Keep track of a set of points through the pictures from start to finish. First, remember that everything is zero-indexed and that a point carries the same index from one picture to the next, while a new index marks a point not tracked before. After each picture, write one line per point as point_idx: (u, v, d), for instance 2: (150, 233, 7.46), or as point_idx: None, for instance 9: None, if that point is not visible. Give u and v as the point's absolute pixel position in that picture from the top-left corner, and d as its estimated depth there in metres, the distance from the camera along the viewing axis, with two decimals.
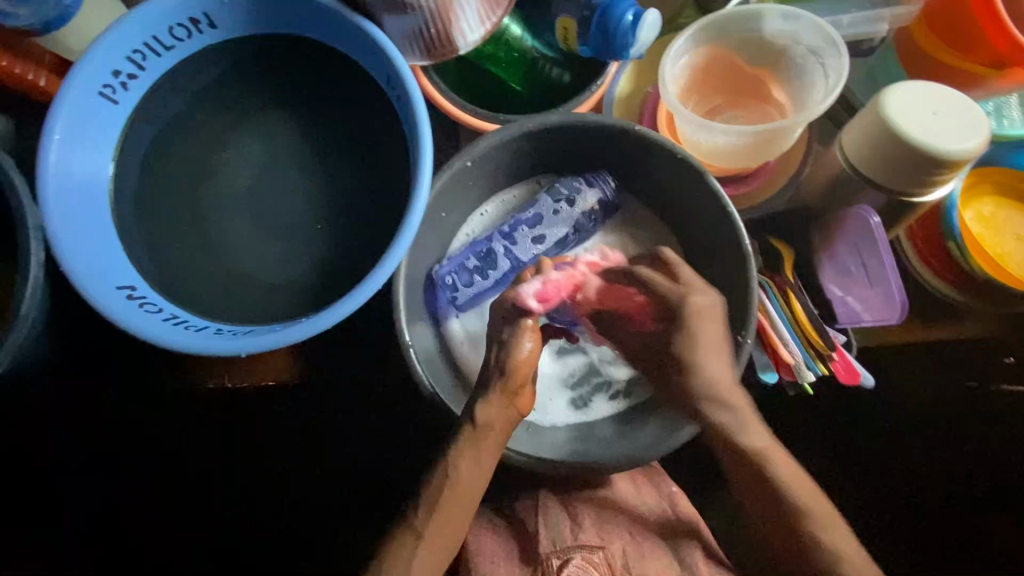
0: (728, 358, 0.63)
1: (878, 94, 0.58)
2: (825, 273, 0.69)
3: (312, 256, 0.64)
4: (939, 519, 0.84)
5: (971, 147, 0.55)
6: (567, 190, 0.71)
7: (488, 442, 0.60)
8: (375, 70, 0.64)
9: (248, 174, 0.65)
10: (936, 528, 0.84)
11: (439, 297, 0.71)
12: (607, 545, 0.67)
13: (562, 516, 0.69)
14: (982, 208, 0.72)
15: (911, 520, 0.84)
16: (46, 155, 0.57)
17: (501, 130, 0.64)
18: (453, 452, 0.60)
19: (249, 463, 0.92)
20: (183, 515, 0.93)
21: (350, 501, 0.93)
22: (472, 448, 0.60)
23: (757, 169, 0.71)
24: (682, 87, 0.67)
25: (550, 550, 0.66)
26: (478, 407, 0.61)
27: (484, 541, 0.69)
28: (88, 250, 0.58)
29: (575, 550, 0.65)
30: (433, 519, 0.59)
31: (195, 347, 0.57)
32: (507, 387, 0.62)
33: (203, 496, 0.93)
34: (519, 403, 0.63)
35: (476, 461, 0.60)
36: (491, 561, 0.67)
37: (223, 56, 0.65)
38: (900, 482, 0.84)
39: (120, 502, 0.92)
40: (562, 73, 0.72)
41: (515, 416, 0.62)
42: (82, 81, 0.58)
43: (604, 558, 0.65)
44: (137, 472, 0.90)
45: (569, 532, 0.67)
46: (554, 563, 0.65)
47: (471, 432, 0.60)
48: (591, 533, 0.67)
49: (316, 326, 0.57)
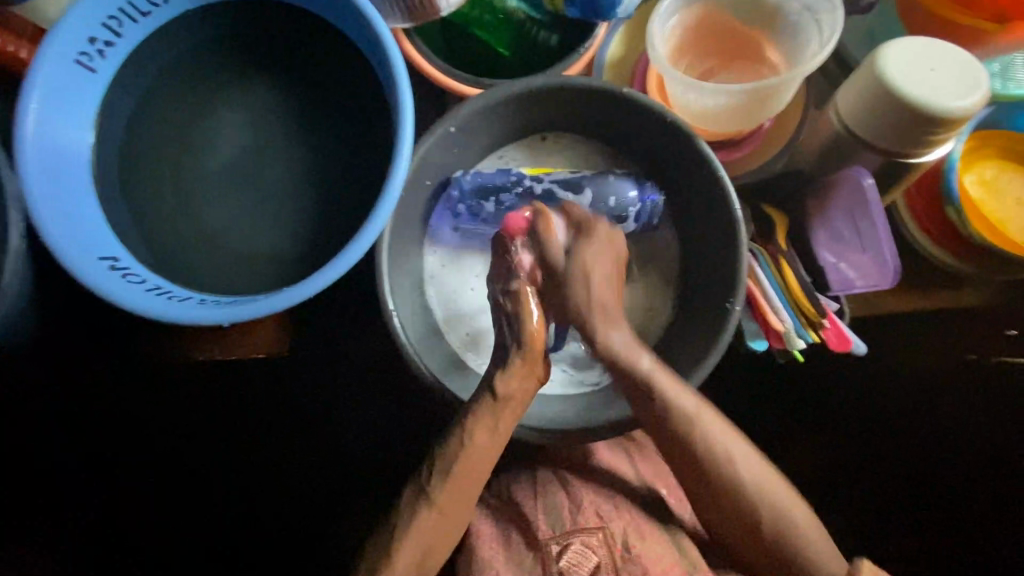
0: (718, 325, 0.62)
1: (874, 51, 0.56)
2: (818, 239, 0.66)
3: (297, 226, 0.64)
4: (950, 495, 0.82)
5: (971, 105, 0.53)
6: (614, 203, 0.69)
7: (507, 411, 0.62)
8: (355, 34, 0.62)
9: (231, 142, 0.64)
10: (945, 504, 0.82)
11: (441, 211, 0.71)
12: (607, 525, 0.66)
13: (561, 497, 0.68)
14: (983, 172, 0.70)
15: (918, 497, 0.83)
16: (23, 124, 0.55)
17: (485, 94, 0.63)
18: (470, 423, 0.61)
19: (248, 459, 0.92)
20: (183, 512, 0.93)
21: (355, 482, 0.93)
22: (490, 417, 0.61)
23: (750, 133, 0.68)
24: (672, 48, 0.65)
25: (549, 537, 0.66)
26: (498, 380, 0.62)
27: (486, 529, 0.70)
28: (69, 221, 0.57)
29: (574, 534, 0.66)
30: (446, 484, 0.61)
31: (179, 317, 0.57)
32: (525, 356, 0.62)
33: (203, 494, 0.93)
34: (539, 370, 0.63)
35: (493, 430, 0.61)
36: (490, 549, 0.68)
37: (203, 23, 0.64)
38: (907, 459, 0.83)
39: (123, 492, 0.92)
40: (549, 36, 0.69)
41: (533, 385, 0.63)
42: (57, 49, 0.56)
43: (603, 540, 0.66)
44: (142, 456, 0.91)
45: (568, 515, 0.67)
46: (553, 548, 0.66)
47: (490, 402, 0.61)
48: (589, 515, 0.67)
49: (302, 295, 0.57)
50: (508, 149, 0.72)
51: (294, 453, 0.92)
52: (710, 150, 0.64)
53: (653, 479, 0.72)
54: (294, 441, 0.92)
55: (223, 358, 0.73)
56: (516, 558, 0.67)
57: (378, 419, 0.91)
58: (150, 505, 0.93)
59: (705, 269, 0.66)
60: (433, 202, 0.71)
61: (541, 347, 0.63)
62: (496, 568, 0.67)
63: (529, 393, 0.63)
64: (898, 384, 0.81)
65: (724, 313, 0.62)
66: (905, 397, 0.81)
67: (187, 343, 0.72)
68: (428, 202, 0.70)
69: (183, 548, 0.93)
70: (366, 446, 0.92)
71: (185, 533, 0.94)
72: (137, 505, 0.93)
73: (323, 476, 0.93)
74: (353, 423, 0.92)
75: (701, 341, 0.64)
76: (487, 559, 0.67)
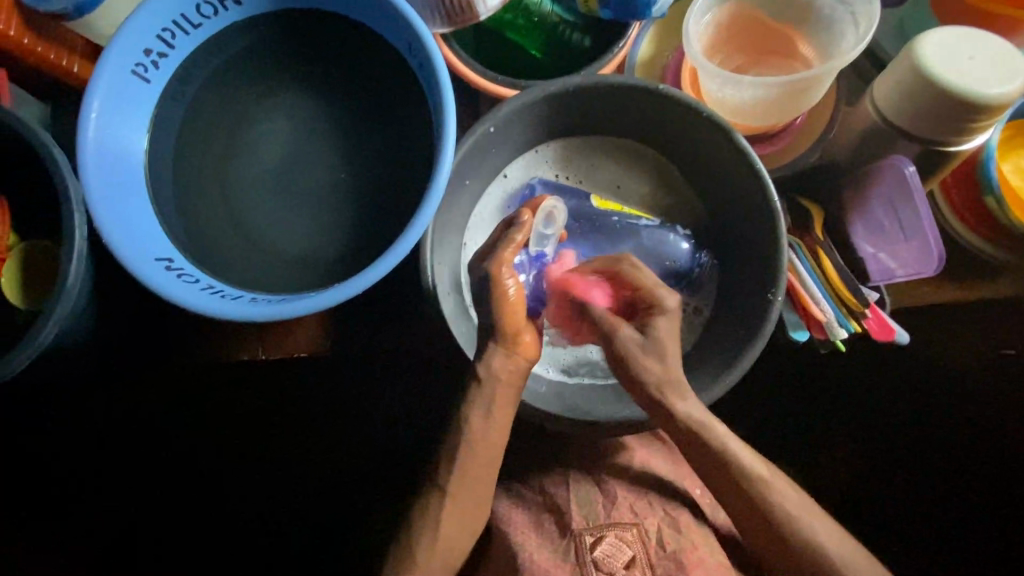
0: (761, 316, 0.62)
1: (912, 41, 0.57)
2: (857, 230, 0.67)
3: (340, 227, 0.65)
4: (953, 477, 0.87)
5: (1012, 91, 0.54)
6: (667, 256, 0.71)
7: (500, 394, 0.61)
8: (395, 40, 0.65)
9: (277, 147, 0.67)
10: (953, 485, 0.87)
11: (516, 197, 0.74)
12: (642, 521, 0.67)
13: (594, 491, 0.69)
14: (1021, 161, 0.70)
15: (926, 479, 0.87)
16: (86, 132, 0.58)
17: (522, 94, 0.64)
18: (465, 406, 0.62)
19: (265, 453, 0.96)
20: (198, 505, 0.96)
21: (380, 474, 0.96)
22: (483, 402, 0.61)
23: (785, 127, 0.69)
24: (705, 45, 0.66)
25: (582, 527, 0.66)
26: (480, 359, 0.61)
27: (514, 515, 0.70)
28: (129, 226, 0.59)
29: (608, 527, 0.66)
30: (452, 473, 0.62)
31: (232, 314, 0.59)
32: (502, 337, 0.61)
33: (212, 495, 0.97)
34: (521, 349, 0.62)
35: (488, 415, 0.62)
36: (521, 534, 0.68)
37: (250, 33, 0.66)
38: (913, 441, 0.87)
39: (154, 486, 0.96)
40: (581, 38, 0.71)
41: (521, 364, 0.62)
42: (115, 59, 0.59)
43: (638, 535, 0.66)
44: (173, 449, 0.95)
45: (602, 509, 0.68)
46: (587, 539, 0.65)
47: (478, 389, 0.61)
48: (624, 510, 0.68)
49: (352, 290, 0.58)
50: (575, 140, 0.74)
51: (324, 449, 0.96)
52: (747, 143, 0.64)
53: (686, 480, 0.73)
54: (323, 432, 0.95)
55: (267, 358, 0.73)
56: (549, 545, 0.67)
57: (411, 416, 0.93)
58: (165, 499, 0.96)
59: (741, 260, 0.67)
60: (466, 213, 0.72)
61: (514, 325, 0.61)
62: (528, 550, 0.66)
63: (520, 374, 0.62)
64: (913, 374, 0.85)
65: (766, 304, 0.62)
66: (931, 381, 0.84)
67: (233, 344, 0.73)
68: (507, 164, 0.74)
69: (212, 543, 0.97)
70: (396, 440, 0.94)
71: (210, 524, 0.97)
72: (169, 495, 0.96)
73: (348, 475, 0.96)
74: (383, 420, 0.94)
75: (743, 330, 0.64)
76: (518, 547, 0.67)
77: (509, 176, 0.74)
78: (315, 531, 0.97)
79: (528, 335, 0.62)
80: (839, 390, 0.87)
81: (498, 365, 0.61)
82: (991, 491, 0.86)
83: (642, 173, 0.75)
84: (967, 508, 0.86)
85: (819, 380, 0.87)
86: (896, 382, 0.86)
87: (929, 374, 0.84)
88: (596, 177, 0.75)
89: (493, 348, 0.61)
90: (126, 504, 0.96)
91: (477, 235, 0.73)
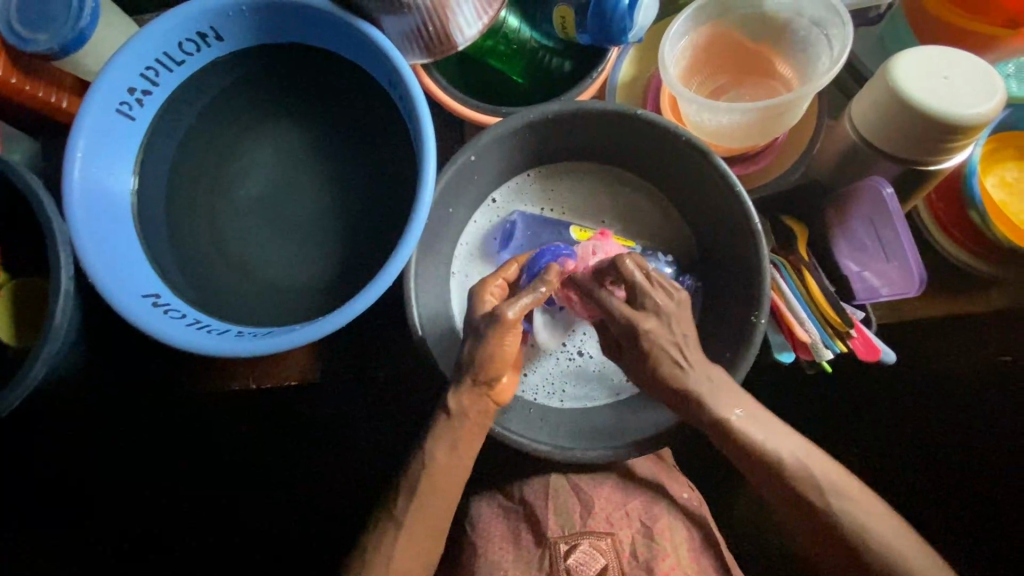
0: (745, 338, 0.62)
1: (888, 63, 0.57)
2: (839, 248, 0.67)
3: (326, 258, 0.66)
4: (948, 490, 0.85)
5: (989, 111, 0.54)
6: None
7: (465, 429, 0.62)
8: (376, 70, 0.65)
9: (263, 179, 0.67)
10: (949, 498, 0.85)
11: (502, 229, 0.74)
12: (616, 531, 0.68)
13: (572, 500, 0.70)
14: (1005, 173, 0.70)
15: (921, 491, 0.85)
16: (70, 173, 0.59)
17: (502, 123, 0.64)
18: (430, 442, 0.63)
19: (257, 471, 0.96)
20: (188, 522, 0.97)
21: (368, 489, 0.96)
22: (449, 437, 0.62)
23: (765, 147, 0.69)
24: (684, 68, 0.66)
25: (558, 535, 0.67)
26: (450, 399, 0.61)
27: (493, 523, 0.71)
28: (114, 264, 0.60)
29: (583, 535, 0.67)
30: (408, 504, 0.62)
31: (218, 350, 0.59)
32: (475, 378, 0.61)
33: (206, 511, 0.97)
34: (493, 393, 0.63)
35: (454, 448, 0.63)
36: (496, 545, 0.69)
37: (233, 68, 0.66)
38: (905, 451, 0.86)
39: (144, 506, 0.96)
40: (562, 62, 0.72)
41: (489, 403, 0.63)
42: (98, 100, 0.60)
43: (612, 545, 0.67)
44: (162, 471, 0.95)
45: (578, 517, 0.69)
46: (562, 547, 0.67)
47: (445, 423, 0.62)
48: (600, 519, 0.69)
49: (336, 323, 0.58)
50: (559, 164, 0.75)
51: (313, 467, 0.96)
52: (727, 165, 0.64)
53: (671, 484, 0.73)
54: (314, 451, 0.96)
55: (257, 386, 0.74)
56: (523, 555, 0.67)
57: (401, 435, 0.94)
58: (157, 518, 0.97)
59: (724, 277, 0.68)
60: (451, 239, 0.72)
61: (495, 371, 0.61)
62: (504, 565, 0.67)
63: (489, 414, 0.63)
64: (902, 385, 0.84)
65: (751, 325, 0.62)
66: (921, 390, 0.84)
67: (222, 374, 0.73)
68: (496, 190, 0.75)
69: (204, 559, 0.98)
70: (387, 460, 0.94)
71: (199, 543, 0.97)
72: (159, 514, 0.96)
73: (335, 495, 0.97)
74: (374, 439, 0.94)
75: (730, 352, 0.64)
76: (494, 559, 0.67)
77: (497, 201, 0.75)
78: (306, 545, 0.97)
79: (506, 378, 0.63)
80: (829, 400, 0.86)
81: (467, 404, 0.62)
82: (987, 504, 0.84)
83: (629, 201, 0.75)
84: (965, 521, 0.85)
85: (807, 390, 0.86)
86: (887, 392, 0.85)
87: (919, 384, 0.83)
88: (580, 203, 0.75)
89: (467, 385, 0.61)
90: (119, 522, 0.96)
91: (462, 261, 0.74)
